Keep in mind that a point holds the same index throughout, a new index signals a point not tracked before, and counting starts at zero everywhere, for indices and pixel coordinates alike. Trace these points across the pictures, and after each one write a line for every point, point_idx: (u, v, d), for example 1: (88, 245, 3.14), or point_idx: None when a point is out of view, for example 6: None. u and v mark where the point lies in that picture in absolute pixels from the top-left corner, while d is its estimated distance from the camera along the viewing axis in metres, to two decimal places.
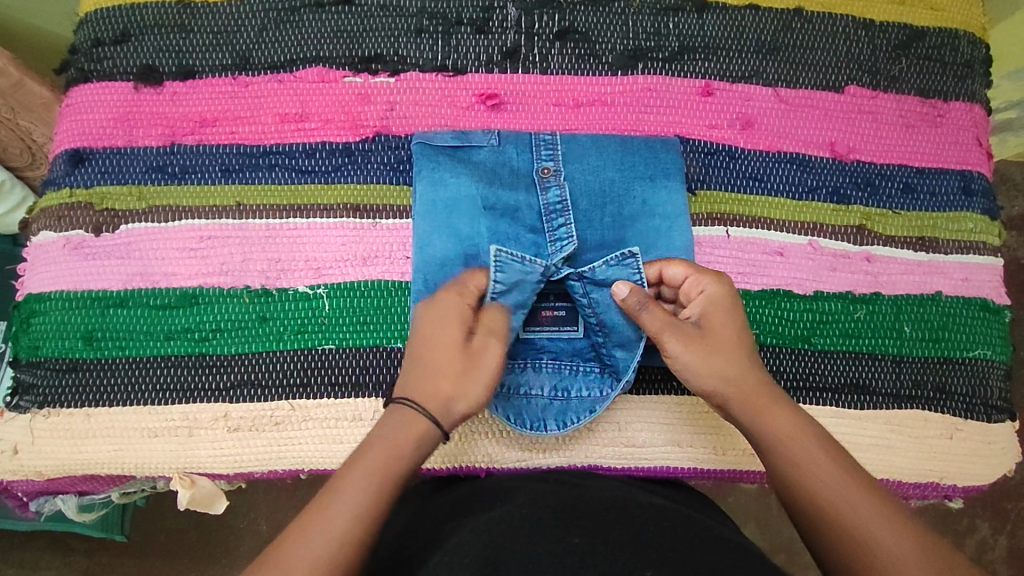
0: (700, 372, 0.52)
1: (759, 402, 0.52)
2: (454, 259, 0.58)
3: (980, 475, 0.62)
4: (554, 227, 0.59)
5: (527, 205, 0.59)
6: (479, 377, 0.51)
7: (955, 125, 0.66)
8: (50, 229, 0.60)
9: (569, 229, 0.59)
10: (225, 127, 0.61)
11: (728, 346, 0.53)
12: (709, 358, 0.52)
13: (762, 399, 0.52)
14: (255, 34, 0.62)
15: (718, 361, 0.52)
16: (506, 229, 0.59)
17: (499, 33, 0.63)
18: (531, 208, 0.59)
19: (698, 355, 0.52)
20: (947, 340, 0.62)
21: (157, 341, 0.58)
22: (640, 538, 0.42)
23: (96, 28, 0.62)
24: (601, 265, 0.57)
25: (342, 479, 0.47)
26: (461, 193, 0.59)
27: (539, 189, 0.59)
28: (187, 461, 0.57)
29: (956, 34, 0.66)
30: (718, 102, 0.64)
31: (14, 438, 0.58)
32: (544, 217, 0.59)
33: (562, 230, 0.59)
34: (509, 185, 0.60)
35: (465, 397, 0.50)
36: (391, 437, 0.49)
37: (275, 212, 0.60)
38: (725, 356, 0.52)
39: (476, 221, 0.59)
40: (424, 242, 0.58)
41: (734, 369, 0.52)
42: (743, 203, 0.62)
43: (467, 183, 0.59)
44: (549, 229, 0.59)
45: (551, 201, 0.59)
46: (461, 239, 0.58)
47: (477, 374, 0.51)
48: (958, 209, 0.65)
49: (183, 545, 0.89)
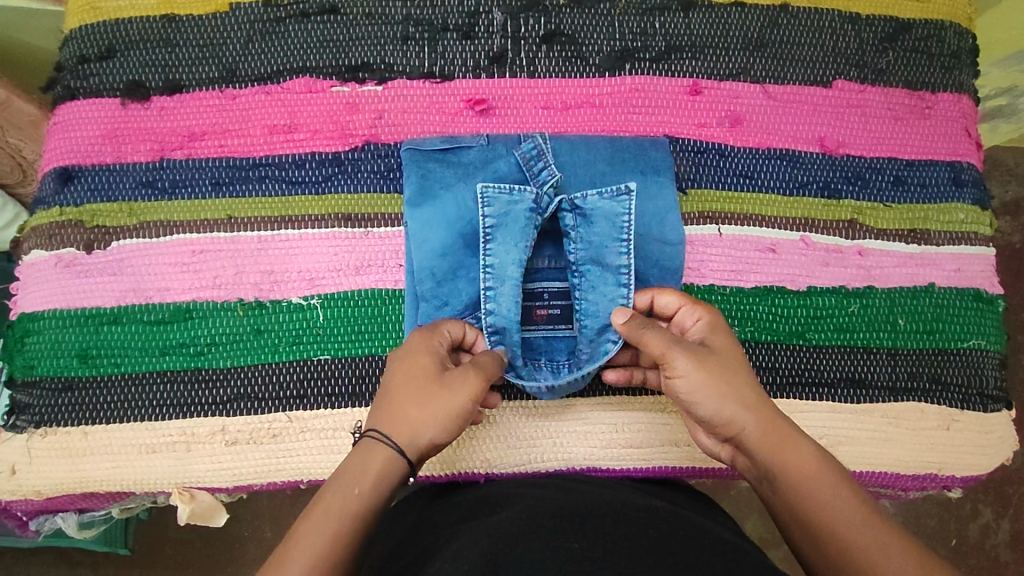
0: (706, 397, 0.49)
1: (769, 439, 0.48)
2: (451, 250, 0.58)
3: (978, 465, 0.62)
4: (538, 173, 0.58)
5: (505, 163, 0.60)
6: (455, 402, 0.48)
7: (943, 116, 0.66)
8: (41, 247, 0.59)
9: (551, 171, 0.58)
10: (213, 140, 0.61)
11: (736, 368, 0.50)
12: (722, 374, 0.49)
13: (782, 438, 0.48)
14: (240, 46, 0.62)
15: (732, 379, 0.49)
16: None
17: (486, 38, 0.63)
18: (509, 163, 0.59)
19: (710, 370, 0.49)
20: (940, 331, 0.63)
21: (152, 357, 0.58)
22: (641, 543, 0.42)
23: (81, 44, 0.62)
24: (592, 196, 0.57)
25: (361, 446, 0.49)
26: (450, 186, 0.59)
27: (514, 148, 0.60)
28: (186, 476, 0.57)
29: (942, 25, 0.66)
30: (706, 100, 0.64)
31: (11, 458, 0.58)
32: (523, 166, 0.59)
33: (545, 174, 0.58)
34: (498, 170, 0.59)
35: (440, 428, 0.48)
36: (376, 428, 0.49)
37: (266, 224, 0.60)
38: (735, 382, 0.49)
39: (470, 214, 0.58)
40: (420, 238, 0.58)
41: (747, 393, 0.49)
42: (735, 200, 0.63)
43: (457, 175, 0.59)
44: (533, 176, 0.58)
45: (527, 152, 0.59)
46: (456, 228, 0.58)
47: (450, 407, 0.48)
48: (948, 200, 0.65)
49: (187, 554, 0.89)
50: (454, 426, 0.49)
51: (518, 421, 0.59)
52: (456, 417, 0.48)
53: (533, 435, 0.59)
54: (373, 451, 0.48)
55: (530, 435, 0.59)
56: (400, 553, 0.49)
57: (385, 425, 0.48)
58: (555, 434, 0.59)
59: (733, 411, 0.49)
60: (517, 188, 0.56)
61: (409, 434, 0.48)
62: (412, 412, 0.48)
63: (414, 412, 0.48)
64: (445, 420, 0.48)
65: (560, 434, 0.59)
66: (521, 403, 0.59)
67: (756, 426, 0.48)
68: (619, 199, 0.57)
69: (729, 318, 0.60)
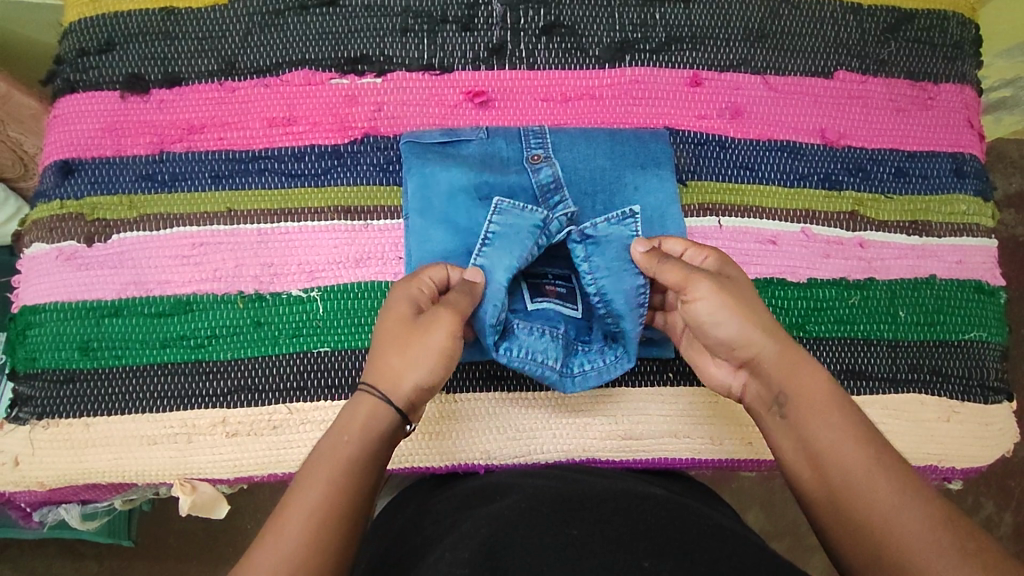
0: (727, 321, 0.49)
1: (785, 370, 0.48)
2: (454, 249, 0.58)
3: (979, 457, 0.62)
4: (551, 203, 0.58)
5: (518, 182, 0.59)
6: (432, 333, 0.48)
7: (945, 107, 0.65)
8: (42, 241, 0.60)
9: (553, 176, 0.59)
10: (212, 133, 0.61)
11: (753, 299, 0.50)
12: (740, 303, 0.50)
13: (796, 369, 0.48)
14: (240, 38, 0.62)
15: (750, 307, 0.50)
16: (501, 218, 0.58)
17: (485, 29, 0.62)
18: (522, 187, 0.59)
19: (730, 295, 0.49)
20: (941, 323, 0.62)
21: (153, 349, 0.58)
22: (639, 530, 0.42)
23: (80, 37, 0.62)
24: (603, 222, 0.57)
25: (353, 405, 0.48)
26: (452, 184, 0.59)
27: (529, 170, 0.59)
28: (187, 467, 0.58)
29: (945, 15, 0.66)
30: (707, 92, 0.63)
31: (14, 450, 0.58)
32: (538, 196, 0.59)
33: (549, 179, 0.59)
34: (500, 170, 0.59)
35: (425, 369, 0.48)
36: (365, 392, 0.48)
37: (266, 217, 0.60)
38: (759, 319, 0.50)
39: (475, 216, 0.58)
40: (423, 237, 0.58)
41: (764, 323, 0.49)
42: (735, 192, 0.62)
43: (458, 172, 0.59)
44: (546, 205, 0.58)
45: (542, 180, 0.59)
46: (458, 229, 0.58)
47: (427, 342, 0.48)
48: (950, 191, 0.65)
49: (191, 546, 0.90)
50: (436, 367, 0.48)
51: (518, 413, 0.59)
52: (436, 356, 0.48)
53: (533, 426, 0.59)
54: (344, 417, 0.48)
55: (530, 426, 0.59)
56: (399, 543, 0.49)
57: (374, 376, 0.48)
58: (555, 425, 0.59)
59: (756, 333, 0.49)
60: (524, 207, 0.57)
61: (391, 379, 0.48)
62: (388, 359, 0.48)
63: (393, 360, 0.48)
64: (426, 355, 0.48)
65: (560, 425, 0.59)
66: (520, 395, 0.59)
67: (776, 350, 0.49)
68: (625, 223, 0.57)
69: None
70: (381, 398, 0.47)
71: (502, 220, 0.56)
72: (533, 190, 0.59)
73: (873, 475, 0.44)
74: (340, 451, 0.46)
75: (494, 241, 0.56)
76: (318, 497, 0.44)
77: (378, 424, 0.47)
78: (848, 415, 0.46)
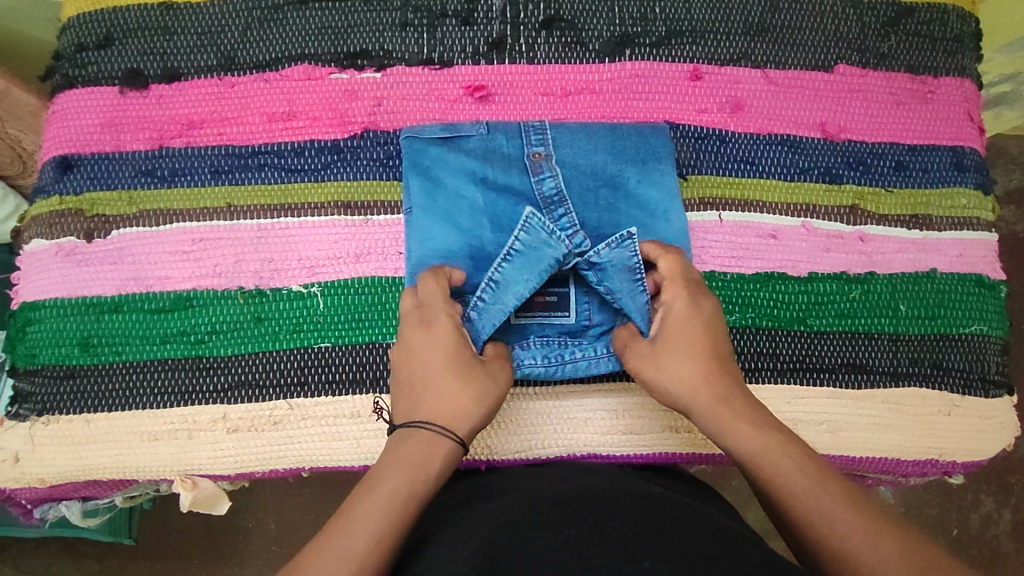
0: (658, 383, 0.52)
1: (722, 417, 0.49)
2: (456, 250, 0.58)
3: (979, 451, 0.62)
4: (555, 213, 0.59)
5: (520, 187, 0.59)
6: (495, 382, 0.52)
7: (945, 101, 0.65)
8: (41, 237, 0.59)
9: (557, 182, 0.59)
10: (212, 128, 0.61)
11: (680, 350, 0.52)
12: (660, 366, 0.52)
13: (730, 415, 0.49)
14: (239, 33, 0.61)
15: (673, 363, 0.51)
16: (506, 221, 0.59)
17: (485, 24, 0.62)
18: (525, 194, 0.59)
19: (651, 365, 0.52)
20: (942, 317, 0.62)
21: (154, 345, 0.58)
22: (640, 526, 0.41)
23: (79, 33, 0.62)
24: (604, 248, 0.55)
25: (415, 443, 0.49)
26: (453, 184, 0.59)
27: (532, 174, 0.59)
28: (188, 464, 0.58)
29: (945, 9, 0.66)
30: (707, 86, 0.63)
31: (14, 446, 0.58)
32: (542, 205, 0.59)
33: (552, 185, 0.59)
34: (502, 170, 0.60)
35: (484, 415, 0.51)
36: (427, 432, 0.49)
37: (266, 212, 0.60)
38: (684, 364, 0.51)
39: (477, 217, 0.59)
40: (426, 237, 0.58)
41: (689, 378, 0.51)
42: (735, 186, 0.62)
43: (461, 173, 0.60)
44: (549, 214, 0.59)
45: (546, 189, 0.59)
46: (460, 232, 0.58)
47: (490, 390, 0.52)
48: (951, 185, 0.65)
49: (191, 543, 0.89)
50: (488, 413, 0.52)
51: (518, 408, 0.59)
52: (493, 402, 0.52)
53: (534, 421, 0.59)
54: (408, 449, 0.48)
55: (531, 422, 0.59)
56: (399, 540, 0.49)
57: (438, 413, 0.50)
58: (555, 419, 0.59)
59: (680, 391, 0.51)
60: (555, 234, 0.55)
61: (460, 419, 0.50)
62: (462, 398, 0.51)
63: (466, 402, 0.50)
64: (487, 401, 0.51)
65: (561, 420, 0.59)
66: (521, 390, 0.59)
67: (705, 401, 0.50)
68: (625, 245, 0.56)
69: (730, 305, 0.60)
70: (454, 439, 0.49)
71: (528, 238, 0.55)
72: (536, 198, 0.59)
73: (824, 511, 0.44)
74: (400, 486, 0.46)
75: (516, 258, 0.55)
76: (367, 527, 0.44)
77: (442, 466, 0.48)
78: (794, 454, 0.46)
